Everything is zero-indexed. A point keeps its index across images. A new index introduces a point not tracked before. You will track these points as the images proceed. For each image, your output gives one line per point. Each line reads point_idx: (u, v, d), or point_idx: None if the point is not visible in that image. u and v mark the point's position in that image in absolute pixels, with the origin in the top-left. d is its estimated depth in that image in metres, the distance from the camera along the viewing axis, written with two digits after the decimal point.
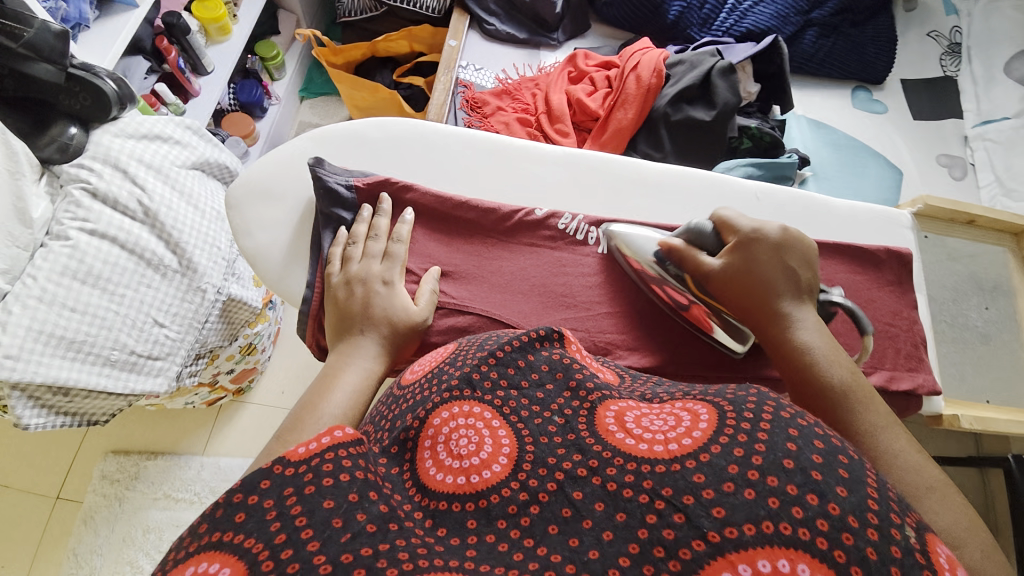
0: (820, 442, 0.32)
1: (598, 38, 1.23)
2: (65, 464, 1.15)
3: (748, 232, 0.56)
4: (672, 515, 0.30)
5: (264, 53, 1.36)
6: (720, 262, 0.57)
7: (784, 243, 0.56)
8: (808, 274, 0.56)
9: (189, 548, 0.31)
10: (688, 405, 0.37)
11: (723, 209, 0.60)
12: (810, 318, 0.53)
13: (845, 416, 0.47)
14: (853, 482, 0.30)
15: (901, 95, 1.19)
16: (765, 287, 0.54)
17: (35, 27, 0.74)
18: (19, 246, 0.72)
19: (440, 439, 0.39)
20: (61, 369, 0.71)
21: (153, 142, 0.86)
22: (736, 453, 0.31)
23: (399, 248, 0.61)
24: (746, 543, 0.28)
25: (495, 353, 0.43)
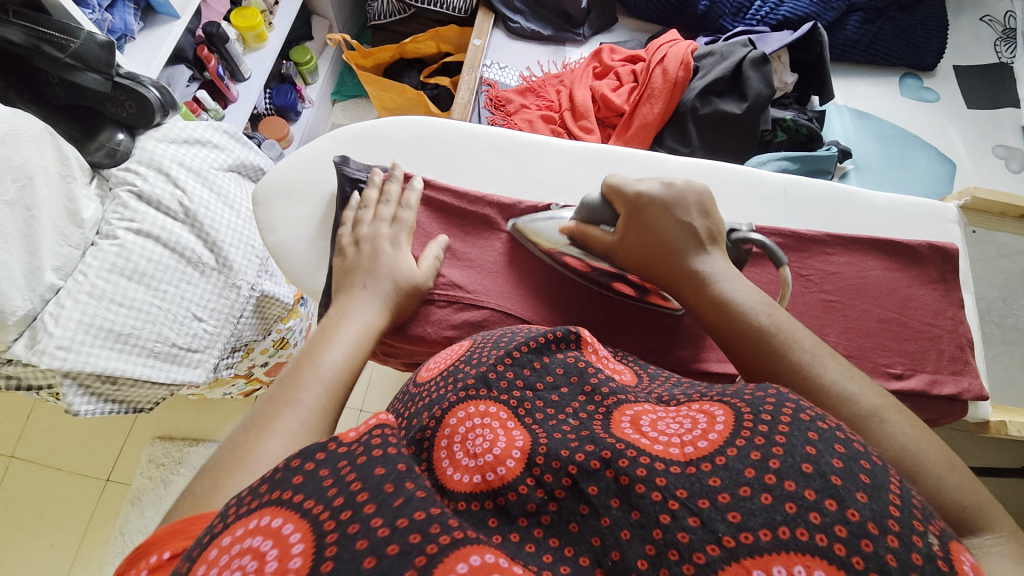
0: (841, 447, 0.29)
1: (627, 32, 1.21)
2: (116, 449, 1.23)
3: (633, 200, 0.55)
4: (686, 518, 0.28)
5: (299, 58, 1.41)
6: (617, 234, 0.57)
7: (668, 200, 0.54)
8: (705, 223, 0.53)
9: (251, 505, 0.31)
10: (704, 407, 0.35)
11: (612, 176, 0.58)
12: (721, 270, 0.51)
13: (772, 361, 0.45)
14: (875, 488, 0.28)
15: (954, 82, 1.11)
16: (666, 251, 0.53)
17: (82, 38, 0.79)
18: (71, 244, 0.78)
19: (456, 439, 0.36)
20: (109, 359, 0.76)
21: (193, 146, 0.90)
22: (753, 456, 0.30)
23: (408, 214, 0.63)
24: (763, 549, 0.26)
25: (512, 353, 0.41)
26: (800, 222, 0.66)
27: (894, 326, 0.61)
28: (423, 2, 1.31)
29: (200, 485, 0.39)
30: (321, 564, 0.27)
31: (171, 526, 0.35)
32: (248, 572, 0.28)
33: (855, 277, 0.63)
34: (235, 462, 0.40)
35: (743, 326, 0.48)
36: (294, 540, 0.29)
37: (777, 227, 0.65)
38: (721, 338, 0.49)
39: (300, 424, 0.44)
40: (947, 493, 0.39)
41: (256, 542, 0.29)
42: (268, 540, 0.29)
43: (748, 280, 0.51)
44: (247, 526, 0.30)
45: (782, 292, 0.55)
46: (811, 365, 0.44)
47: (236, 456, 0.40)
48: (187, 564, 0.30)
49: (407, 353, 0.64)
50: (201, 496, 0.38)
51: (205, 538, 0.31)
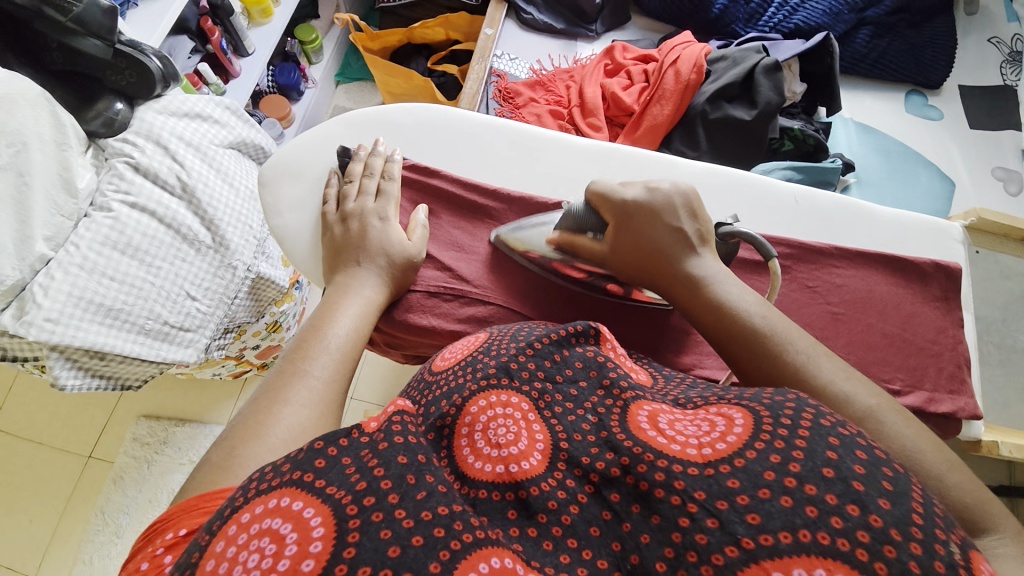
0: (862, 453, 0.29)
1: (639, 30, 1.20)
2: (100, 425, 1.21)
3: (623, 206, 0.55)
4: (704, 519, 0.29)
5: (304, 37, 1.38)
6: (607, 242, 0.56)
7: (655, 205, 0.54)
8: (695, 226, 0.54)
9: (272, 481, 0.30)
10: (723, 409, 0.34)
11: (597, 182, 0.57)
12: (715, 271, 0.52)
13: (768, 364, 0.45)
14: (897, 495, 0.28)
15: (959, 102, 1.12)
16: (659, 255, 0.53)
17: (85, 2, 0.75)
18: (62, 214, 0.75)
19: (477, 427, 0.36)
20: (98, 334, 0.74)
21: (193, 121, 0.88)
22: (773, 459, 0.29)
23: (392, 186, 0.63)
24: (782, 552, 0.26)
25: (533, 344, 0.41)
26: (809, 233, 0.66)
27: (896, 341, 0.62)
28: None
29: (214, 456, 0.39)
30: (343, 550, 0.27)
31: (185, 503, 0.35)
32: (267, 555, 0.27)
33: (861, 290, 0.63)
34: (249, 432, 0.40)
35: (740, 327, 0.48)
36: (315, 523, 0.28)
37: (786, 237, 0.65)
38: (717, 340, 0.49)
39: (310, 393, 0.44)
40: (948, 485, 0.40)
41: (275, 525, 0.28)
42: (287, 523, 0.28)
43: (740, 280, 0.51)
44: (265, 504, 0.29)
45: (771, 286, 0.55)
46: (806, 367, 0.44)
47: (249, 427, 0.40)
48: (205, 538, 0.30)
49: (411, 345, 0.63)
50: (216, 466, 0.38)
51: (227, 510, 0.31)
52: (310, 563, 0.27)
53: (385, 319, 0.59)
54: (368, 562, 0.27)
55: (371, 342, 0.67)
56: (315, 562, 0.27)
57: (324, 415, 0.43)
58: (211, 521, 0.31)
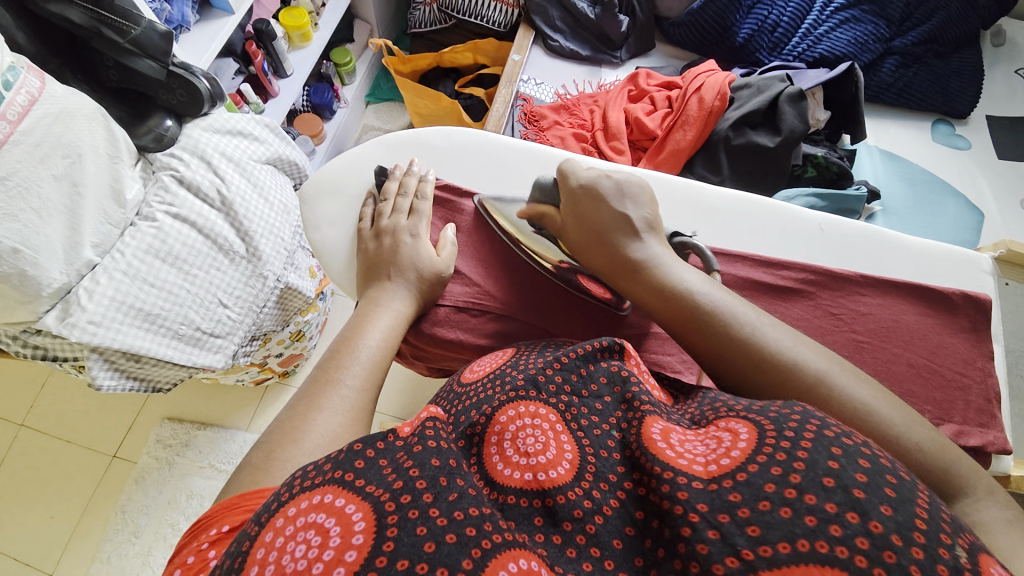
0: (866, 461, 0.30)
1: (663, 58, 1.23)
2: (126, 426, 1.24)
3: (580, 187, 0.59)
4: (705, 530, 0.29)
5: (339, 59, 1.45)
6: (565, 221, 0.60)
7: (602, 192, 0.57)
8: (646, 214, 0.56)
9: (314, 480, 0.32)
10: (730, 423, 0.35)
11: (565, 162, 0.62)
12: (661, 253, 0.53)
13: (704, 334, 0.47)
14: (899, 501, 0.28)
15: (987, 132, 1.11)
16: (608, 235, 0.55)
17: (142, 26, 0.80)
18: (111, 223, 0.79)
19: (507, 437, 0.37)
20: (136, 338, 0.77)
21: (234, 137, 0.93)
22: (774, 472, 0.30)
23: (424, 204, 0.65)
24: (781, 562, 0.27)
25: (560, 358, 0.42)
26: (833, 261, 0.67)
27: (923, 373, 0.61)
28: (466, 15, 1.35)
29: (254, 458, 0.41)
30: (383, 543, 0.28)
31: (227, 502, 0.37)
32: (313, 546, 0.29)
33: (888, 319, 0.63)
34: (287, 436, 0.41)
35: (681, 303, 0.49)
36: (356, 520, 0.29)
37: (810, 263, 0.65)
38: (661, 315, 0.51)
39: (343, 401, 0.45)
40: (907, 438, 0.41)
41: (319, 519, 0.30)
42: (330, 517, 0.30)
43: (686, 264, 0.53)
44: (308, 502, 0.31)
45: None
46: (751, 338, 0.45)
47: (286, 431, 0.42)
48: (254, 529, 0.31)
49: (437, 358, 0.65)
50: (256, 468, 0.40)
51: (272, 505, 0.32)
52: (353, 554, 0.28)
53: (415, 332, 0.61)
54: (406, 555, 0.28)
55: (399, 354, 0.69)
56: (357, 553, 0.28)
57: (355, 423, 0.44)
58: (258, 513, 0.33)
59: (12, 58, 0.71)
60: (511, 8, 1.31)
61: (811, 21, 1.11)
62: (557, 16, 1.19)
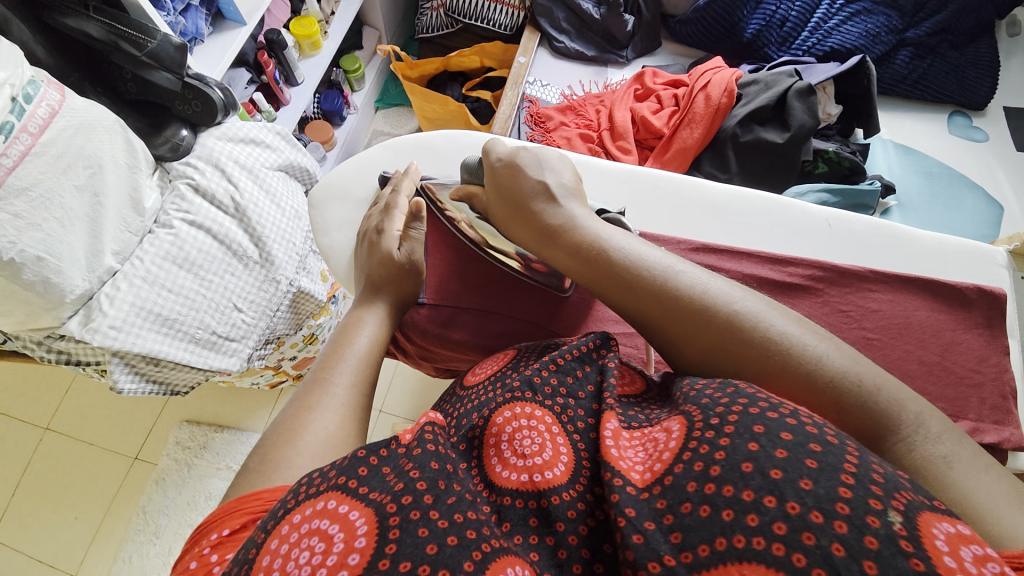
0: (788, 435, 0.30)
1: (669, 56, 1.23)
2: (146, 428, 1.28)
3: (498, 161, 0.58)
4: (631, 535, 0.30)
5: (348, 66, 1.47)
6: (488, 198, 0.59)
7: (521, 162, 0.56)
8: (564, 180, 0.55)
9: (319, 486, 0.33)
10: (664, 423, 0.36)
11: (493, 139, 0.61)
12: (582, 213, 0.53)
13: (628, 291, 0.47)
14: (820, 472, 0.28)
15: (1005, 123, 1.08)
16: (528, 203, 0.54)
17: (158, 39, 0.83)
18: (130, 231, 0.81)
19: (504, 439, 0.37)
20: (155, 342, 0.80)
21: (248, 145, 0.95)
22: (697, 468, 0.30)
23: (400, 199, 0.65)
24: (701, 565, 0.27)
25: (556, 359, 0.42)
26: (841, 257, 0.66)
27: (936, 369, 0.60)
28: (471, 19, 1.37)
29: (253, 462, 0.42)
30: (385, 547, 0.29)
31: (227, 506, 0.38)
32: (317, 553, 0.29)
33: (898, 315, 0.61)
34: (283, 438, 0.42)
35: (604, 262, 0.48)
36: (360, 529, 0.30)
37: (818, 260, 0.65)
38: (587, 278, 0.50)
39: (335, 400, 0.46)
40: (827, 363, 0.40)
41: (324, 525, 0.30)
42: (334, 523, 0.30)
43: (608, 223, 0.52)
44: (312, 508, 0.31)
45: None
46: (670, 287, 0.45)
47: (283, 433, 0.43)
48: (260, 536, 0.32)
49: (443, 358, 0.66)
50: (256, 471, 0.41)
51: (278, 512, 0.33)
52: (355, 557, 0.29)
53: (420, 333, 0.63)
54: (408, 557, 0.28)
55: (406, 355, 0.69)
56: (360, 556, 0.29)
57: (348, 418, 0.45)
58: (266, 520, 0.33)
59: (32, 72, 0.73)
60: (516, 11, 1.32)
61: (821, 14, 1.09)
62: (563, 17, 1.19)
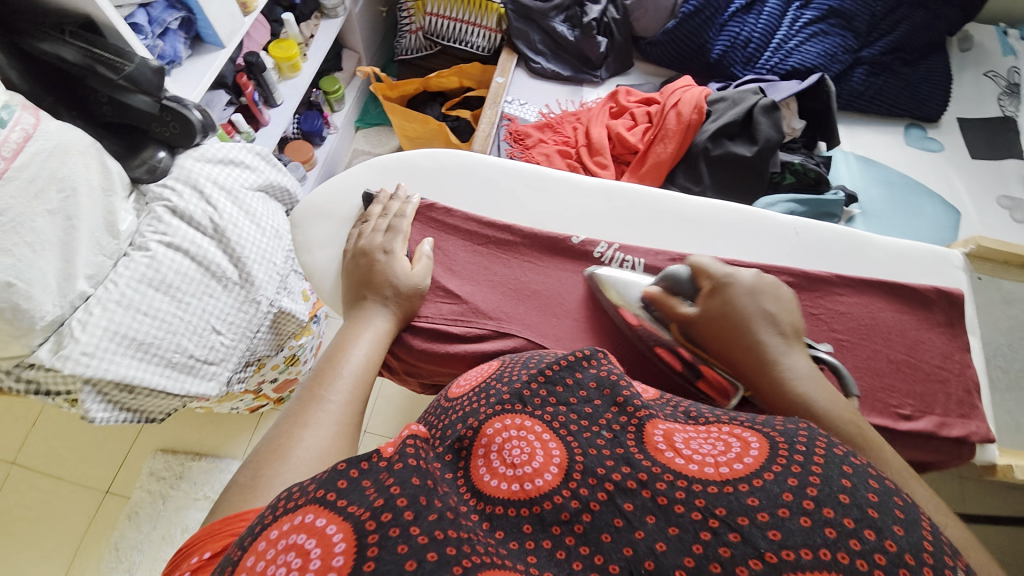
0: (875, 483, 0.31)
1: (641, 75, 1.27)
2: (118, 460, 1.23)
3: (722, 278, 0.54)
4: (726, 534, 0.30)
5: (328, 87, 1.49)
6: (697, 312, 0.55)
7: (750, 288, 0.53)
8: (791, 320, 0.53)
9: (298, 500, 0.32)
10: (736, 431, 0.36)
11: (702, 255, 0.58)
12: (810, 368, 0.50)
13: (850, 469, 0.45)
14: (909, 523, 0.29)
15: (958, 134, 1.15)
16: (752, 336, 0.51)
17: (135, 62, 0.83)
18: (105, 254, 0.79)
19: (493, 448, 0.38)
20: (129, 368, 0.78)
21: (226, 166, 0.95)
22: (791, 482, 0.31)
23: (402, 222, 0.66)
24: (804, 565, 0.28)
25: (545, 370, 0.42)
26: (809, 263, 0.68)
27: (903, 367, 0.62)
28: (450, 41, 1.41)
29: (242, 478, 0.42)
30: (363, 563, 0.28)
31: (209, 528, 0.37)
32: (293, 569, 0.29)
33: (866, 317, 0.64)
34: (275, 455, 0.42)
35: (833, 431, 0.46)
36: (337, 540, 0.30)
37: (789, 266, 0.67)
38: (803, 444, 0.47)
39: (328, 416, 0.46)
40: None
41: (301, 540, 0.30)
42: (311, 538, 0.30)
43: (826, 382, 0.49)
44: (290, 523, 0.31)
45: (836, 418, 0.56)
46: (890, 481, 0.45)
47: (274, 450, 0.43)
48: (237, 553, 0.32)
49: (429, 373, 0.65)
50: (245, 487, 0.41)
51: (256, 527, 0.33)
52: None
53: (405, 348, 0.62)
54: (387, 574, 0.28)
55: (391, 371, 0.69)
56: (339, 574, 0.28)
57: (340, 437, 0.46)
58: (241, 537, 0.33)
59: (7, 97, 0.72)
60: (494, 33, 1.35)
61: (782, 35, 1.15)
62: (538, 40, 1.24)
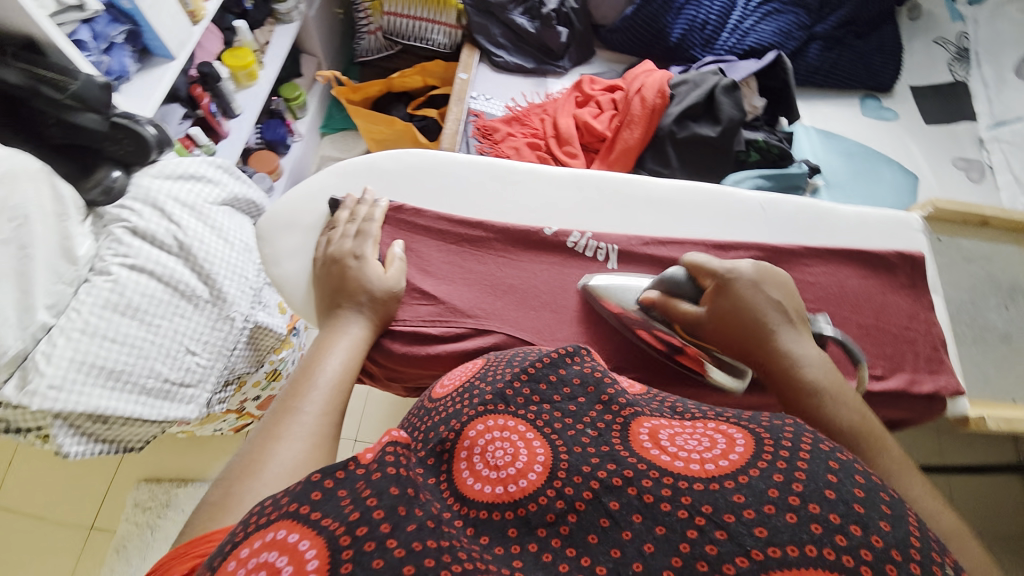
0: (861, 478, 0.31)
1: (603, 63, 1.28)
2: (100, 494, 1.19)
3: (724, 274, 0.55)
4: (713, 531, 0.30)
5: (288, 94, 1.46)
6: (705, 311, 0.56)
7: (754, 280, 0.55)
8: (793, 304, 0.55)
9: (271, 515, 0.32)
10: (722, 427, 0.37)
11: (692, 255, 0.59)
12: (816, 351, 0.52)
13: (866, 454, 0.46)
14: (895, 518, 0.30)
15: (912, 102, 1.19)
16: (763, 327, 0.53)
17: (81, 80, 0.80)
18: (64, 282, 0.76)
19: (476, 451, 0.37)
20: (101, 398, 0.75)
21: (187, 181, 0.91)
22: (776, 479, 0.31)
23: (371, 226, 0.65)
24: (792, 563, 0.28)
25: (528, 369, 0.43)
26: (777, 237, 0.70)
27: (872, 330, 0.65)
28: (410, 40, 1.39)
29: (213, 496, 0.41)
30: None
31: (178, 550, 0.36)
32: None
33: (834, 286, 0.66)
34: (247, 471, 0.41)
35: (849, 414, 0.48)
36: (310, 555, 0.29)
37: (758, 242, 0.69)
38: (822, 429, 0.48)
39: (302, 428, 0.45)
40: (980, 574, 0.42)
41: (272, 558, 0.30)
42: (283, 556, 0.29)
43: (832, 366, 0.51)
44: (262, 539, 0.30)
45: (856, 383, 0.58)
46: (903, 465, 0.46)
47: (246, 465, 0.42)
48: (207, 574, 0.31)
49: (412, 377, 0.65)
50: (214, 506, 0.40)
51: (227, 545, 0.32)
52: None
53: (385, 353, 0.61)
54: None
55: (374, 378, 0.68)
56: None
57: (316, 448, 0.45)
58: (210, 559, 0.32)
59: None
60: (454, 30, 1.34)
61: (737, 15, 1.17)
62: (499, 33, 1.23)
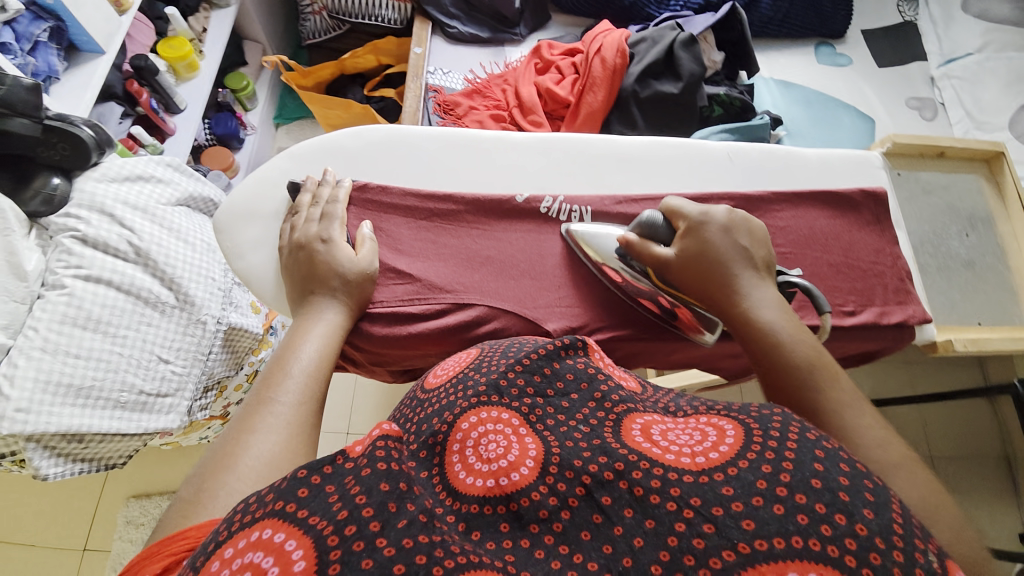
0: (846, 465, 0.31)
1: (559, 27, 1.25)
2: (88, 516, 1.15)
3: (697, 217, 0.56)
4: (701, 525, 0.30)
5: (235, 85, 1.38)
6: (676, 252, 0.56)
7: (726, 225, 0.56)
8: (762, 252, 0.56)
9: (255, 514, 0.31)
10: (713, 420, 0.37)
11: (672, 198, 0.60)
12: (775, 296, 0.53)
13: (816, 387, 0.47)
14: (879, 506, 0.29)
15: (864, 45, 1.20)
16: (725, 269, 0.54)
17: (7, 83, 0.74)
18: (15, 300, 0.72)
19: (469, 444, 0.37)
20: (73, 417, 0.72)
21: (136, 183, 0.86)
22: (764, 469, 0.31)
23: (336, 208, 0.63)
24: (778, 556, 0.28)
25: (522, 360, 0.43)
26: (745, 185, 0.71)
27: (842, 268, 0.67)
28: (357, 17, 1.33)
29: (186, 492, 0.39)
30: None
31: (149, 549, 0.35)
32: None
33: (804, 228, 0.68)
34: (221, 465, 0.40)
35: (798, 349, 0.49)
36: (296, 555, 0.29)
37: (728, 192, 0.70)
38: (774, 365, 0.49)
39: (278, 419, 0.44)
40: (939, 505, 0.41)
41: (256, 557, 0.29)
42: (269, 555, 0.29)
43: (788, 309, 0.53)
44: (246, 539, 0.30)
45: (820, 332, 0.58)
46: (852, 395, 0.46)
47: (221, 458, 0.40)
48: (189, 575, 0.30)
49: (397, 360, 0.64)
50: (187, 502, 0.38)
51: (210, 545, 0.31)
52: None
53: (365, 337, 0.60)
54: None
55: (357, 364, 0.67)
56: None
57: (293, 437, 0.44)
58: (195, 556, 0.31)
59: None
60: (404, 3, 1.29)
61: None
62: (450, 3, 1.18)
